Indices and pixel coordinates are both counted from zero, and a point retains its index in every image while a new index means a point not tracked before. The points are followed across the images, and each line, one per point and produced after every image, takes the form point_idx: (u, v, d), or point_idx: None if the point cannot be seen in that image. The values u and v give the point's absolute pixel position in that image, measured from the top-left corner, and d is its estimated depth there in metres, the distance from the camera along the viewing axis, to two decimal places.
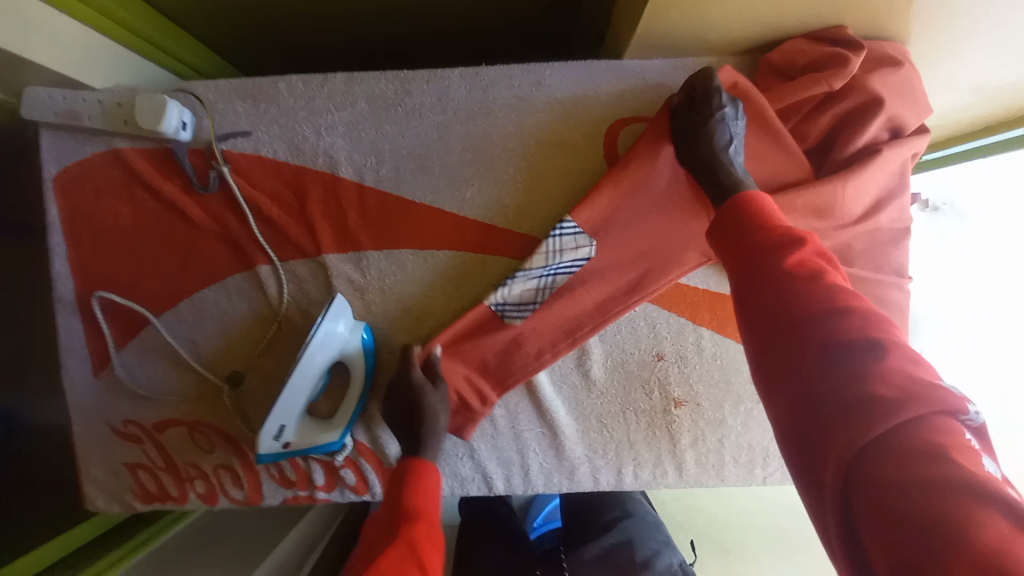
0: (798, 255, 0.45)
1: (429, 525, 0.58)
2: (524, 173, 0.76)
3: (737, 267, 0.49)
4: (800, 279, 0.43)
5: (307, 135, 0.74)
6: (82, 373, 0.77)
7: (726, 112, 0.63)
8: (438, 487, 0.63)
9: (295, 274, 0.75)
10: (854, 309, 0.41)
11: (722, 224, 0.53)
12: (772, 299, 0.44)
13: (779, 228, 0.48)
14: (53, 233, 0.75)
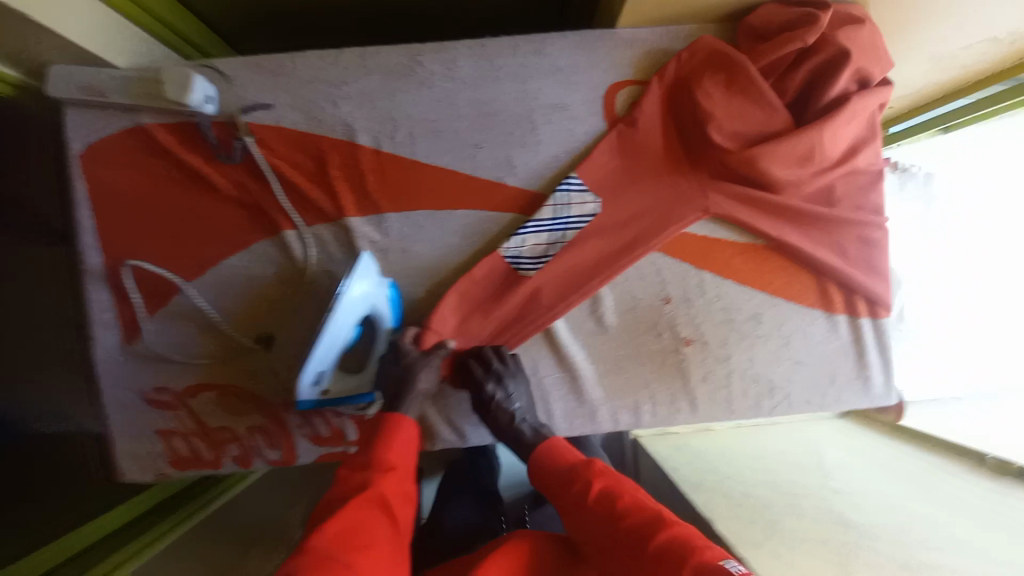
0: (599, 486, 0.63)
1: (399, 473, 0.64)
2: (530, 134, 0.80)
3: (569, 518, 0.64)
4: (606, 506, 0.61)
5: (325, 106, 0.78)
6: (112, 345, 0.79)
7: (498, 397, 0.76)
8: (410, 435, 0.67)
9: (319, 237, 0.79)
10: (646, 509, 0.59)
11: (544, 482, 0.69)
12: (595, 527, 0.60)
13: (579, 474, 0.66)
14: (80, 208, 0.78)
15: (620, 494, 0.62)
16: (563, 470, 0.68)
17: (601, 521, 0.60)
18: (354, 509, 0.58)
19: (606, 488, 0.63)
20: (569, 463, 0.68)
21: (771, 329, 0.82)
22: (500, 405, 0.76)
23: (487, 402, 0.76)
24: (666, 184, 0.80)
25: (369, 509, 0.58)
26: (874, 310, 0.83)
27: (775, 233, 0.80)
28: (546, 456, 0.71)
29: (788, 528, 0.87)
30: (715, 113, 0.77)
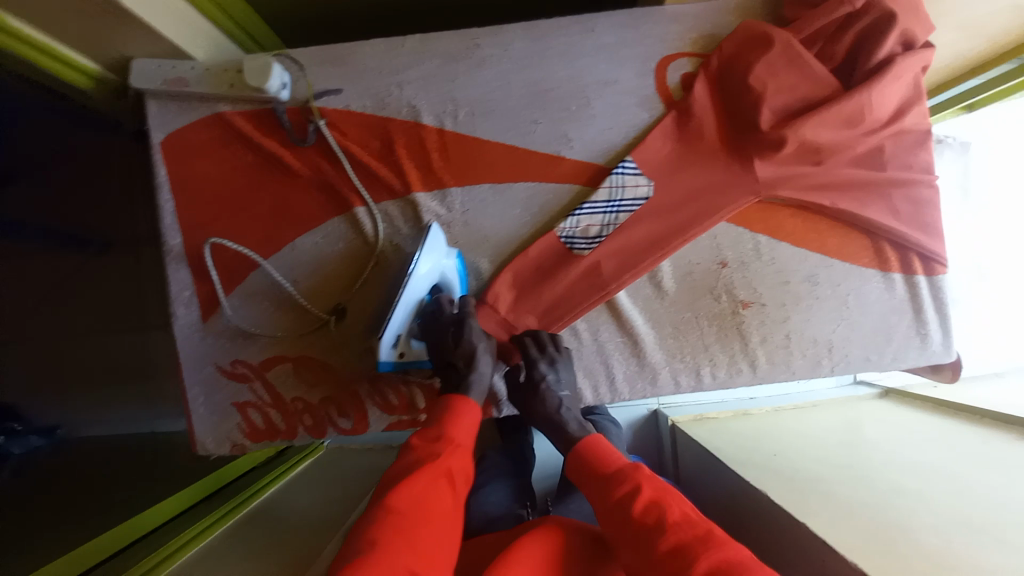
0: (643, 494, 0.58)
1: (460, 451, 0.63)
2: (585, 109, 0.84)
3: (607, 526, 0.59)
4: (649, 518, 0.55)
5: (391, 89, 0.83)
6: (190, 321, 0.82)
7: (548, 380, 0.77)
8: (472, 419, 0.67)
9: (387, 214, 0.83)
10: (694, 525, 0.54)
11: (584, 482, 0.65)
12: (633, 536, 0.56)
13: (623, 478, 0.61)
14: (161, 191, 0.81)
15: (669, 507, 0.56)
16: (602, 470, 0.64)
17: (645, 532, 0.55)
18: (421, 480, 0.57)
19: (652, 495, 0.58)
20: (611, 463, 0.64)
21: (827, 289, 0.84)
22: (548, 390, 0.76)
23: (534, 385, 0.76)
24: (715, 165, 0.82)
25: (437, 482, 0.57)
26: (929, 267, 0.85)
27: (827, 201, 0.82)
28: (585, 451, 0.67)
29: (842, 493, 0.89)
30: (764, 90, 0.78)
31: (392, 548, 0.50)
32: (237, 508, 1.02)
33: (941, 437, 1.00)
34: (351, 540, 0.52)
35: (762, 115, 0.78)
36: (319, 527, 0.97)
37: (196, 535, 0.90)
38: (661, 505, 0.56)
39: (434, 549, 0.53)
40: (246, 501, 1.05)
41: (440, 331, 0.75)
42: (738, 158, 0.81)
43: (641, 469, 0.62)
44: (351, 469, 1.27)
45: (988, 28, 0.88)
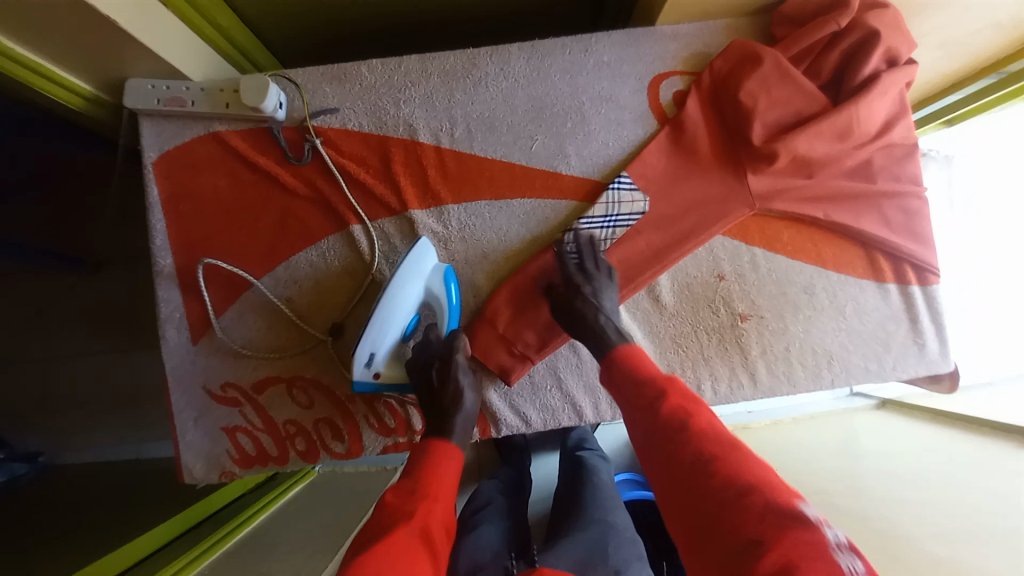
0: (669, 403, 0.55)
1: (438, 506, 0.56)
2: (581, 125, 0.85)
3: (634, 425, 0.58)
4: (673, 426, 0.53)
5: (389, 108, 0.83)
6: (180, 343, 0.80)
7: (594, 288, 0.74)
8: (452, 468, 0.62)
9: (384, 230, 0.82)
10: (717, 435, 0.51)
11: (614, 385, 0.64)
12: (655, 444, 0.54)
13: (655, 383, 0.59)
14: (153, 211, 0.80)
15: (697, 416, 0.54)
16: (633, 378, 0.62)
17: (667, 433, 0.53)
18: (396, 541, 0.50)
19: (679, 405, 0.55)
20: (644, 372, 0.62)
21: (825, 300, 0.84)
22: (588, 299, 0.73)
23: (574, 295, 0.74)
24: (710, 180, 0.82)
25: (416, 542, 0.51)
26: (924, 277, 0.85)
27: (821, 213, 0.83)
28: (616, 359, 0.65)
29: (843, 506, 0.88)
30: (756, 105, 0.80)
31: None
32: (224, 537, 0.97)
33: (939, 445, 1.00)
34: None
35: (755, 130, 0.80)
36: (310, 552, 0.92)
37: (180, 569, 0.85)
38: (689, 413, 0.54)
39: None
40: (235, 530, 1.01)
41: (425, 360, 0.73)
42: (732, 171, 0.82)
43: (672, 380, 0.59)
44: (341, 494, 1.22)
45: (968, 47, 0.91)
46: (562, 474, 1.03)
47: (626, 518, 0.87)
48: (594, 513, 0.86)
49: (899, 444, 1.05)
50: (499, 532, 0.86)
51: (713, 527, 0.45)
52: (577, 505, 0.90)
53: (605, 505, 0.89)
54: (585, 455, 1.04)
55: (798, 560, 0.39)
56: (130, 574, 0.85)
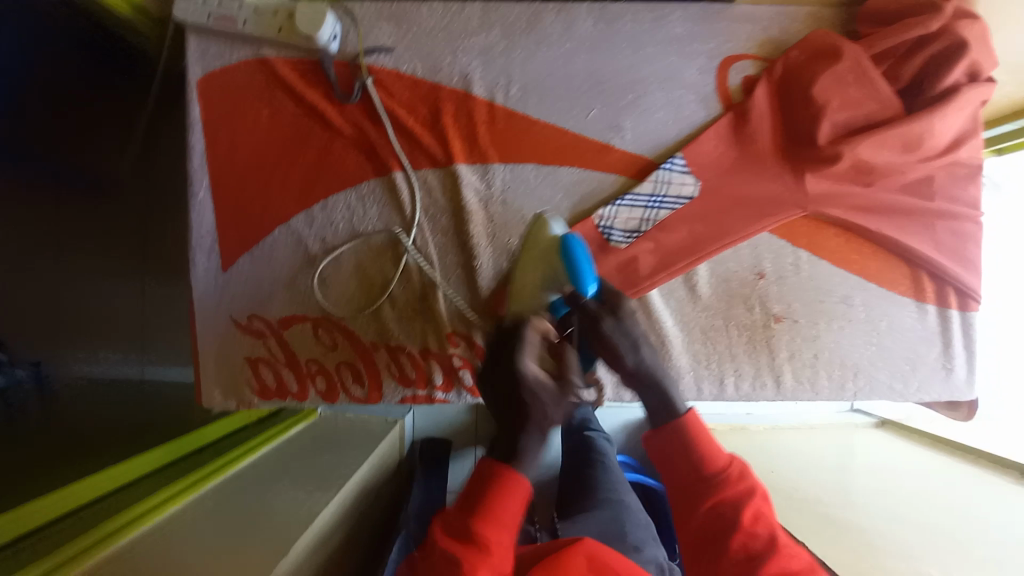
0: (752, 511, 0.60)
1: (487, 557, 0.55)
2: (641, 99, 0.81)
3: (704, 521, 0.61)
4: (757, 539, 0.58)
5: (444, 55, 0.80)
6: (210, 269, 0.79)
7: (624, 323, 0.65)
8: (513, 509, 0.58)
9: (426, 182, 0.80)
10: (797, 560, 0.57)
11: (678, 465, 0.64)
12: (729, 550, 0.58)
13: (731, 486, 0.61)
14: (192, 131, 0.78)
15: (773, 533, 0.59)
16: (702, 464, 0.63)
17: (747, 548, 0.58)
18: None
19: (759, 514, 0.60)
20: (714, 462, 0.63)
21: (861, 312, 0.83)
22: (618, 339, 0.64)
23: (627, 335, 0.65)
24: (765, 176, 0.80)
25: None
26: (964, 303, 0.84)
27: (873, 225, 0.81)
28: (688, 431, 0.65)
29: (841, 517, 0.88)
30: (828, 103, 0.76)
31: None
32: (221, 469, 0.98)
33: (940, 471, 1.00)
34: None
35: (822, 129, 0.76)
36: (306, 496, 0.95)
37: (176, 495, 0.86)
38: (766, 530, 0.59)
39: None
40: (235, 462, 1.03)
41: (498, 368, 0.63)
42: (789, 169, 0.79)
43: (749, 477, 0.63)
44: (340, 440, 1.24)
45: None
46: (570, 451, 1.10)
47: (635, 498, 0.94)
48: (604, 493, 0.93)
49: (895, 463, 1.07)
50: None
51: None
52: (589, 484, 0.96)
53: (617, 486, 0.96)
54: (591, 435, 1.12)
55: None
56: (123, 493, 0.86)
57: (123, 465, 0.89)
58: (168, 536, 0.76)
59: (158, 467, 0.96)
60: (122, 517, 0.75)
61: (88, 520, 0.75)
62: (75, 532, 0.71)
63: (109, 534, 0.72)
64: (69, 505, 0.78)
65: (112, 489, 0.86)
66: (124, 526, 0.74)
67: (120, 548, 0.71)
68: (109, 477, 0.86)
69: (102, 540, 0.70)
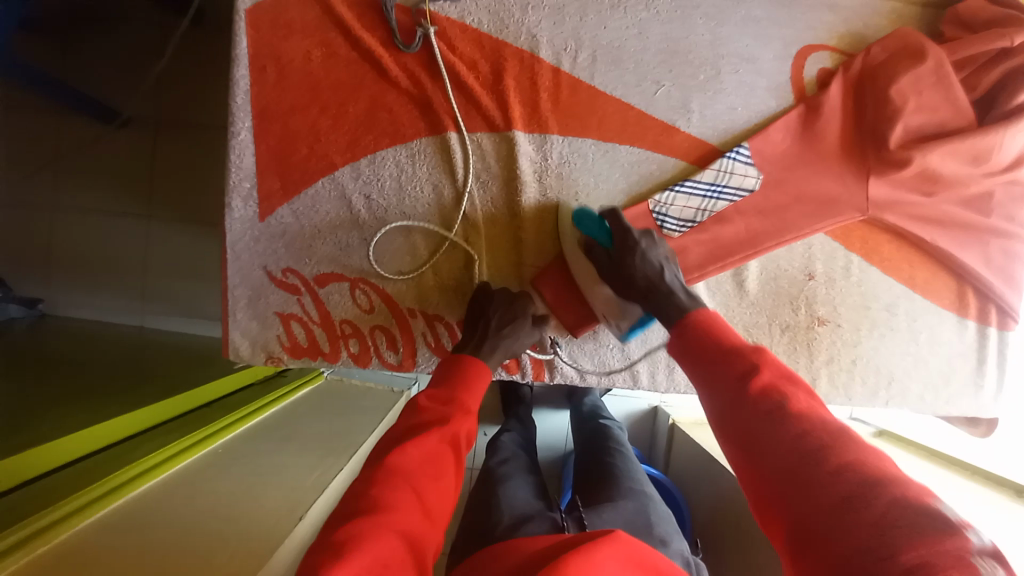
0: (759, 383, 0.51)
1: (466, 414, 0.63)
2: (712, 82, 0.78)
3: (719, 396, 0.53)
4: (769, 406, 0.49)
5: (513, 10, 0.74)
6: (245, 216, 0.75)
7: (644, 244, 0.69)
8: (482, 382, 0.68)
9: (480, 146, 0.76)
10: (826, 427, 0.46)
11: (690, 351, 0.59)
12: (739, 424, 0.50)
13: (740, 358, 0.54)
14: (238, 64, 0.72)
15: (795, 401, 0.49)
16: (712, 349, 0.57)
17: (760, 414, 0.49)
18: (433, 438, 0.57)
19: (776, 384, 0.51)
20: (727, 341, 0.57)
21: (903, 322, 0.84)
22: (637, 257, 0.69)
23: (629, 264, 0.69)
24: (830, 175, 0.77)
25: (447, 443, 0.58)
26: (1003, 322, 0.84)
27: (927, 236, 0.80)
28: (699, 322, 0.61)
29: None
30: (903, 105, 0.74)
31: (401, 501, 0.50)
32: (230, 426, 0.96)
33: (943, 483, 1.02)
34: (361, 488, 0.52)
35: (895, 131, 0.73)
36: (316, 461, 0.93)
37: (185, 450, 0.83)
38: (786, 398, 0.49)
39: (437, 497, 0.54)
40: (242, 420, 1.00)
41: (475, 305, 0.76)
42: (853, 170, 0.77)
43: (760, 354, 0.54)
44: (349, 404, 1.22)
45: None
46: (583, 441, 1.12)
47: (655, 488, 0.96)
48: (629, 483, 0.94)
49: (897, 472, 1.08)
50: (527, 487, 0.92)
51: (822, 520, 0.40)
52: (609, 473, 0.97)
53: (636, 477, 0.96)
54: (605, 425, 1.13)
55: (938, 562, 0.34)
56: (133, 443, 0.83)
57: (132, 411, 0.86)
58: (178, 491, 0.75)
59: (165, 419, 0.94)
60: (134, 467, 0.74)
61: (98, 468, 0.73)
62: (82, 480, 0.69)
63: (120, 484, 0.70)
64: (76, 451, 0.76)
65: (119, 438, 0.83)
66: (134, 478, 0.72)
67: (129, 502, 0.70)
68: (119, 425, 0.83)
69: (109, 493, 0.68)
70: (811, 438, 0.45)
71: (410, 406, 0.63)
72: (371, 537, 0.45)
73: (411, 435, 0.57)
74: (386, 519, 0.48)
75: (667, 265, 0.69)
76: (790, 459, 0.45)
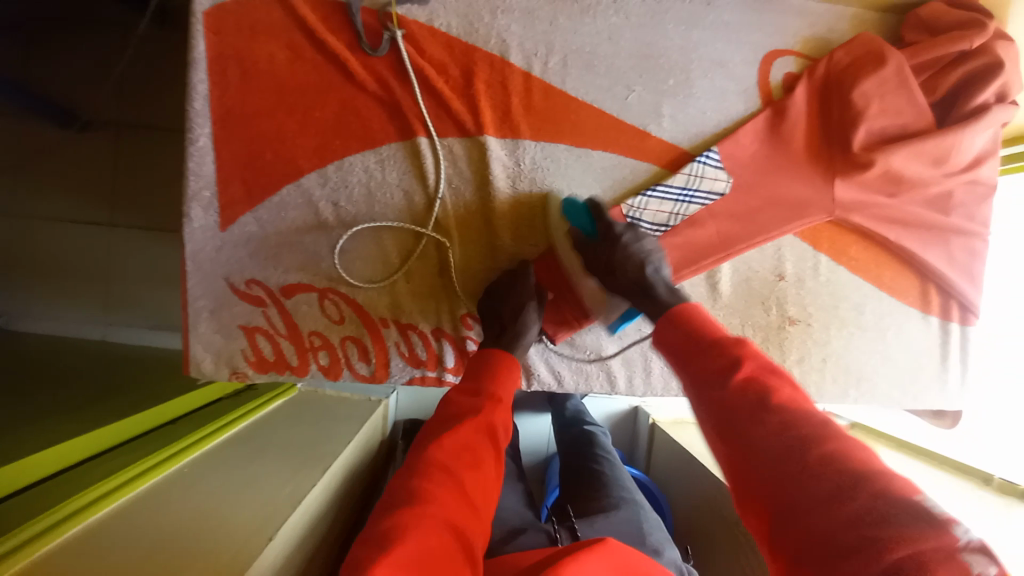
0: (740, 373, 0.49)
1: (501, 405, 0.63)
2: (683, 86, 0.78)
3: (700, 390, 0.51)
4: (750, 397, 0.46)
5: (482, 14, 0.73)
6: (206, 225, 0.72)
7: (627, 237, 0.70)
8: (514, 379, 0.68)
9: (451, 152, 0.75)
10: (807, 416, 0.44)
11: (673, 345, 0.57)
12: (721, 418, 0.48)
13: (722, 348, 0.52)
14: (195, 68, 0.68)
15: (776, 392, 0.46)
16: (695, 341, 0.55)
17: (740, 405, 0.46)
18: (466, 429, 0.58)
19: (757, 373, 0.49)
20: (711, 333, 0.55)
21: (871, 320, 0.86)
22: (622, 250, 0.69)
23: (618, 255, 0.69)
24: (798, 177, 0.78)
25: (480, 433, 0.59)
26: (964, 318, 0.87)
27: (892, 236, 0.82)
28: (682, 317, 0.59)
29: None
30: (866, 109, 0.75)
31: (440, 492, 0.51)
32: (204, 440, 0.93)
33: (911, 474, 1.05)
34: (400, 482, 0.53)
35: (858, 134, 0.75)
36: (292, 474, 0.90)
37: (157, 466, 0.80)
38: (766, 387, 0.47)
39: (476, 487, 0.55)
40: (216, 433, 0.97)
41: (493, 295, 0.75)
42: (820, 172, 0.78)
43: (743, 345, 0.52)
44: (325, 414, 1.19)
45: None
46: (567, 446, 1.12)
47: (643, 496, 0.97)
48: (620, 492, 0.94)
49: None
50: (517, 497, 0.93)
51: (805, 515, 0.38)
52: (598, 481, 0.97)
53: (625, 485, 0.97)
54: (591, 430, 1.13)
55: (924, 560, 0.32)
56: (99, 461, 0.79)
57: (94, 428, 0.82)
58: (151, 509, 0.72)
59: (134, 435, 0.90)
60: (105, 485, 0.71)
61: (65, 487, 0.70)
62: (36, 506, 0.64)
63: (93, 502, 0.68)
64: (46, 470, 0.72)
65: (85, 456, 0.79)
66: (107, 495, 0.70)
67: (105, 519, 0.67)
68: (87, 444, 0.79)
69: (68, 518, 0.63)
70: (794, 429, 0.43)
71: (443, 400, 0.64)
72: (415, 530, 0.47)
73: (448, 426, 0.59)
74: (424, 510, 0.49)
75: (654, 256, 0.70)
76: (770, 454, 0.42)
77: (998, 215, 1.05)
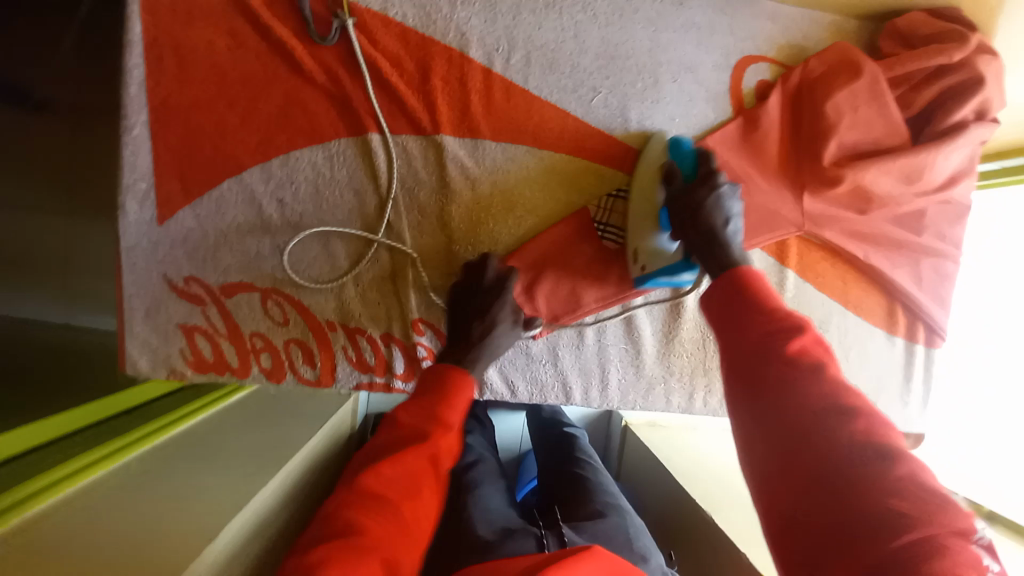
0: (800, 342, 0.51)
1: (446, 430, 0.59)
2: (651, 89, 0.75)
3: (749, 350, 0.53)
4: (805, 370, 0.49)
5: (441, 6, 0.69)
6: (143, 219, 0.69)
7: (726, 190, 0.64)
8: (465, 399, 0.63)
9: (405, 149, 0.72)
10: (852, 396, 0.48)
11: (726, 303, 0.58)
12: (770, 383, 0.50)
13: (782, 317, 0.53)
14: (131, 51, 0.65)
15: (828, 369, 0.50)
16: (750, 304, 0.56)
17: (793, 375, 0.49)
18: (408, 460, 0.56)
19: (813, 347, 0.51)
20: (768, 298, 0.56)
21: (836, 338, 0.84)
22: (715, 202, 0.64)
23: (709, 200, 0.64)
24: (766, 189, 0.76)
25: (421, 463, 0.56)
26: (930, 339, 0.86)
27: (861, 253, 0.80)
28: (743, 279, 0.58)
29: None
30: (837, 122, 0.72)
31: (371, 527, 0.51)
32: (168, 426, 0.91)
33: None
34: (331, 509, 0.53)
35: (828, 148, 0.73)
36: (242, 469, 0.87)
37: (121, 450, 0.79)
38: (821, 364, 0.50)
39: (414, 519, 0.54)
40: (179, 421, 0.95)
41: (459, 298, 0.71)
42: (789, 185, 0.76)
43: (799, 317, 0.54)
44: (286, 410, 1.17)
45: None
46: (551, 448, 1.10)
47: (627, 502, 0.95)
48: (605, 497, 0.93)
49: None
50: (499, 499, 0.89)
51: (841, 490, 0.43)
52: (580, 486, 0.95)
53: (610, 491, 0.95)
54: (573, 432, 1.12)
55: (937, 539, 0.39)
56: (59, 446, 0.77)
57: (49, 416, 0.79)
58: (115, 489, 0.70)
59: (92, 423, 0.87)
60: (70, 465, 0.69)
61: (24, 469, 0.68)
62: None
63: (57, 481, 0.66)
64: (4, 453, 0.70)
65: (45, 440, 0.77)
66: (75, 474, 0.69)
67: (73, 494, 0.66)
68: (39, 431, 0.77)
69: (8, 508, 0.59)
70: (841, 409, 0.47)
71: (391, 418, 0.62)
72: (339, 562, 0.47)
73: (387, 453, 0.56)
74: (356, 544, 0.49)
75: (734, 221, 0.65)
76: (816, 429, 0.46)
77: (974, 232, 1.04)
